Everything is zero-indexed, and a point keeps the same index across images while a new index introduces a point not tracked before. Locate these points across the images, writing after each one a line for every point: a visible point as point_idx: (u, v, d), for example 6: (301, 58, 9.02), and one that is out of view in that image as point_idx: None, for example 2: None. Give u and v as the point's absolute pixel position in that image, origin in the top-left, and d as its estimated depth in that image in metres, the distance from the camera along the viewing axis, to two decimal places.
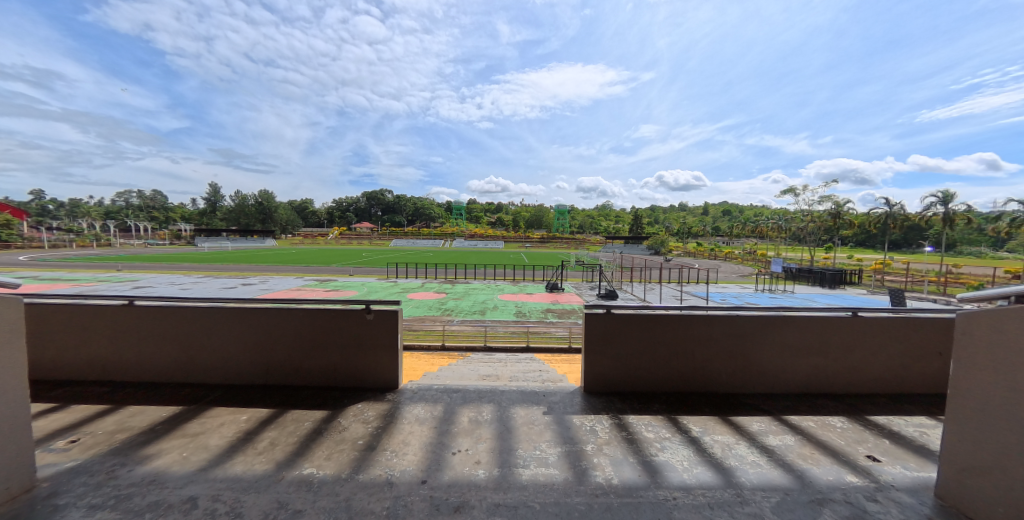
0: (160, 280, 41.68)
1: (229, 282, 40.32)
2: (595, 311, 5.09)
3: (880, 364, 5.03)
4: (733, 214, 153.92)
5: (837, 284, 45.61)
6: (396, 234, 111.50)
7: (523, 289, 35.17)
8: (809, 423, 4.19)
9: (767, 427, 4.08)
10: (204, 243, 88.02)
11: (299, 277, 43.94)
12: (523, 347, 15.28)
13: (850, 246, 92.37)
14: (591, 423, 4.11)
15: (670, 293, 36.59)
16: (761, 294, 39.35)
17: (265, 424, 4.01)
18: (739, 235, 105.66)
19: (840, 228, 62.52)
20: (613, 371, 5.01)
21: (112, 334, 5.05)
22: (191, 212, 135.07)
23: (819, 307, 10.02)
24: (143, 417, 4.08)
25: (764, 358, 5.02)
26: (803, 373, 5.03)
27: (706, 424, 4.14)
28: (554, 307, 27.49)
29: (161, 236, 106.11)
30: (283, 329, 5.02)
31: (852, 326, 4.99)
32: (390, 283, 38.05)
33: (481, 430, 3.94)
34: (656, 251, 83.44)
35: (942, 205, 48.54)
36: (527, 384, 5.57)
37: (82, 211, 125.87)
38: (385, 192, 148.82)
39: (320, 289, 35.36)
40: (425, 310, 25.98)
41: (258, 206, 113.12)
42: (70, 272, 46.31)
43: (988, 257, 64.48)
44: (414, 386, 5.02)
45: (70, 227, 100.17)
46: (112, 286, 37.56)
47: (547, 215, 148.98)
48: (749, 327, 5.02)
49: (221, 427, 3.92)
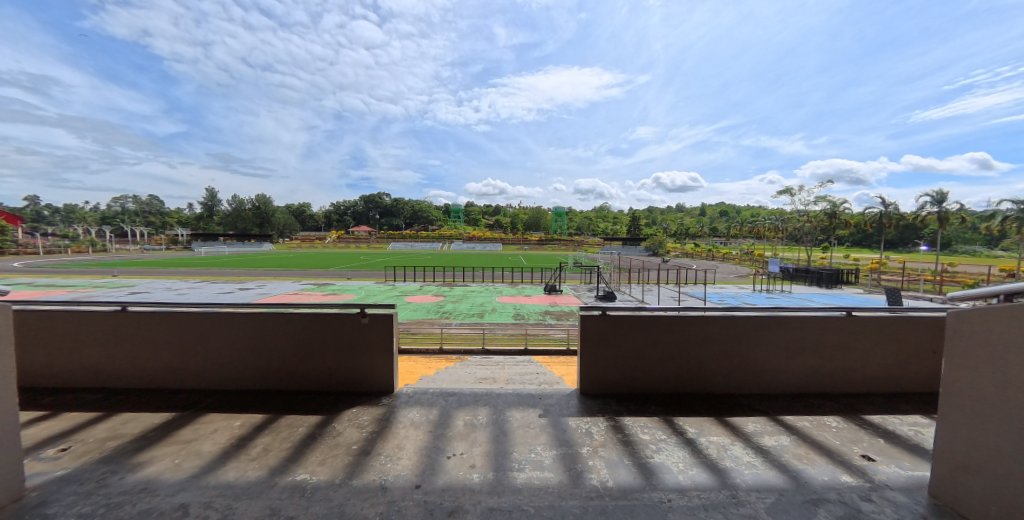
0: (156, 285, 41.47)
1: (225, 287, 40.10)
2: (592, 312, 5.08)
3: (875, 363, 5.05)
4: (730, 215, 154.84)
5: (833, 284, 45.88)
6: (394, 237, 111.33)
7: (522, 291, 35.17)
8: (805, 423, 4.18)
9: (763, 427, 4.09)
10: (201, 248, 87.66)
11: (297, 282, 43.73)
12: (522, 350, 15.25)
13: (847, 247, 93.03)
14: (587, 425, 4.10)
15: (668, 294, 36.66)
16: (759, 294, 39.52)
17: (259, 429, 3.99)
18: (737, 235, 106.06)
19: (837, 228, 62.96)
20: (609, 372, 5.01)
21: (103, 340, 5.00)
22: (188, 217, 134.47)
23: (816, 307, 10.05)
24: (135, 424, 4.05)
25: (761, 358, 5.02)
26: (798, 373, 5.04)
27: (702, 425, 4.13)
28: (552, 309, 27.57)
29: (157, 240, 105.61)
30: (276, 332, 5.00)
31: (845, 326, 5.02)
32: (387, 287, 37.99)
33: (477, 434, 3.91)
34: (654, 252, 83.60)
35: (936, 205, 49.05)
36: (523, 386, 5.57)
37: (77, 216, 125.06)
38: (383, 195, 149.00)
39: (318, 294, 35.11)
40: (423, 313, 25.93)
41: (256, 210, 112.92)
42: (65, 278, 45.92)
43: (983, 256, 64.98)
44: (410, 390, 5.00)
45: (65, 233, 99.41)
46: (107, 292, 37.30)
47: (545, 216, 149.10)
48: (745, 328, 5.04)
49: (214, 433, 3.88)
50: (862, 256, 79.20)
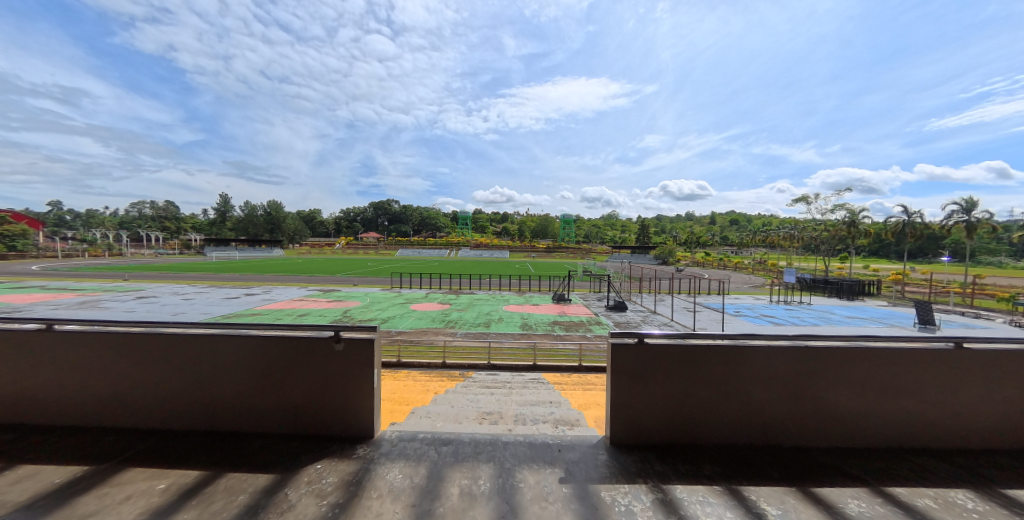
0: (164, 290, 41.45)
1: (231, 292, 39.69)
2: (625, 340, 4.01)
3: (992, 410, 3.87)
4: (741, 224, 153.31)
5: (855, 296, 44.23)
6: (403, 244, 111.23)
7: (530, 300, 34.24)
8: (928, 502, 3.05)
9: (870, 509, 2.97)
10: (213, 253, 88.74)
11: (303, 287, 43.33)
12: (531, 366, 14.17)
13: (864, 256, 90.86)
14: (624, 498, 3.05)
15: (681, 305, 35.22)
16: (777, 306, 38.09)
17: (184, 498, 2.98)
18: (750, 244, 103.98)
19: (856, 237, 61.15)
20: (649, 416, 3.93)
21: (25, 364, 4.05)
22: (203, 222, 137.12)
23: (861, 337, 8.96)
24: (29, 485, 3.07)
25: (843, 402, 3.89)
26: (894, 421, 3.88)
27: (784, 500, 3.05)
28: (561, 319, 26.55)
29: (172, 245, 107.45)
30: (231, 359, 4.01)
31: (956, 363, 3.85)
32: (393, 294, 37.19)
33: (477, 513, 2.86)
34: (665, 261, 81.91)
35: (964, 214, 47.11)
36: (536, 429, 4.49)
37: (96, 221, 128.28)
38: (392, 202, 150.24)
39: (322, 301, 34.57)
40: (428, 322, 24.98)
41: (267, 216, 114.34)
42: (77, 281, 46.44)
43: (1011, 268, 62.62)
44: (394, 435, 3.97)
45: (83, 237, 101.56)
46: (114, 296, 37.23)
47: (553, 224, 148.16)
48: (824, 361, 3.89)
49: (126, 504, 2.90)
50: (882, 267, 76.89)
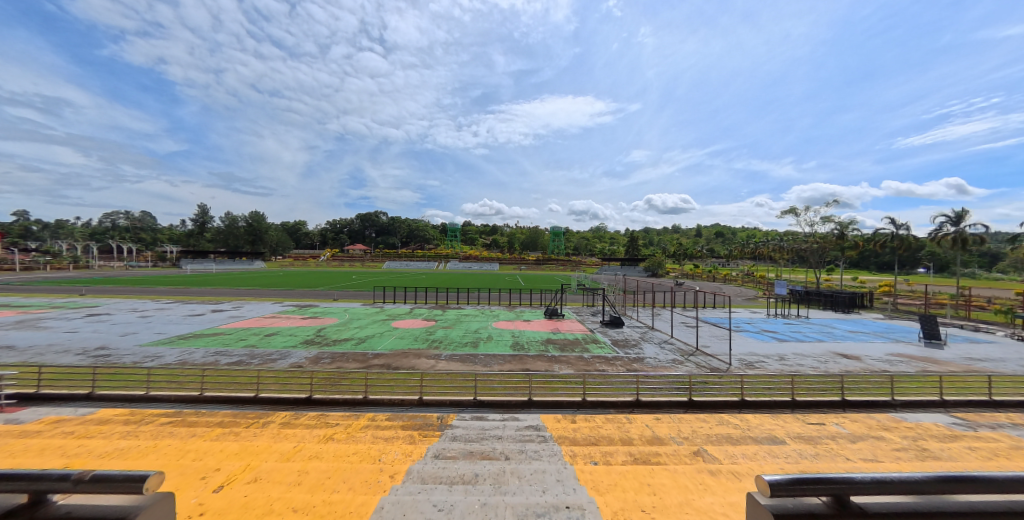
0: (121, 306, 37.65)
1: (196, 309, 36.24)
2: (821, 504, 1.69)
3: None
4: (727, 237, 155.19)
5: (851, 308, 42.97)
6: (389, 256, 107.89)
7: (520, 315, 31.76)
8: None
9: None
10: (187, 266, 84.11)
11: (278, 302, 40.04)
12: (526, 402, 11.71)
13: (849, 268, 91.85)
14: None
15: (680, 320, 33.07)
16: (776, 320, 36.53)
17: None
18: (737, 256, 104.28)
19: (845, 247, 60.82)
20: None
21: None
22: (181, 233, 131.57)
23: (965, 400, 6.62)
24: None
25: None
26: None
27: None
28: (555, 337, 24.08)
29: (143, 258, 101.50)
30: None
31: None
32: (374, 310, 34.14)
33: None
34: (656, 272, 80.62)
35: (953, 224, 46.81)
36: None
37: (65, 231, 121.36)
38: (380, 214, 147.26)
39: (295, 318, 31.40)
40: (408, 343, 22.15)
41: (247, 227, 109.43)
42: (26, 297, 41.93)
43: (993, 280, 62.98)
44: None
45: (47, 251, 95.30)
46: (62, 314, 33.27)
47: (543, 237, 146.73)
48: None
49: None
50: (867, 278, 77.32)
